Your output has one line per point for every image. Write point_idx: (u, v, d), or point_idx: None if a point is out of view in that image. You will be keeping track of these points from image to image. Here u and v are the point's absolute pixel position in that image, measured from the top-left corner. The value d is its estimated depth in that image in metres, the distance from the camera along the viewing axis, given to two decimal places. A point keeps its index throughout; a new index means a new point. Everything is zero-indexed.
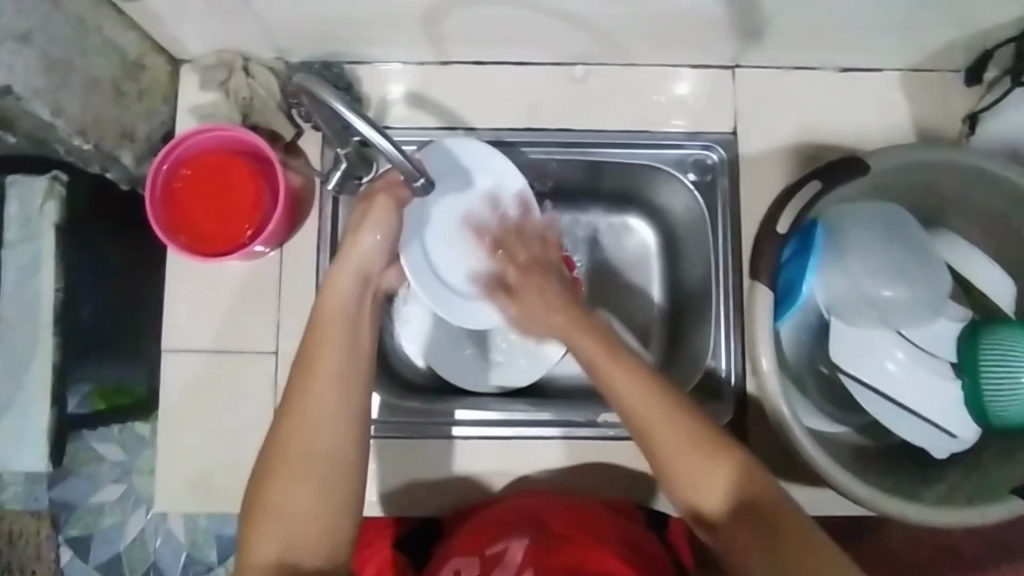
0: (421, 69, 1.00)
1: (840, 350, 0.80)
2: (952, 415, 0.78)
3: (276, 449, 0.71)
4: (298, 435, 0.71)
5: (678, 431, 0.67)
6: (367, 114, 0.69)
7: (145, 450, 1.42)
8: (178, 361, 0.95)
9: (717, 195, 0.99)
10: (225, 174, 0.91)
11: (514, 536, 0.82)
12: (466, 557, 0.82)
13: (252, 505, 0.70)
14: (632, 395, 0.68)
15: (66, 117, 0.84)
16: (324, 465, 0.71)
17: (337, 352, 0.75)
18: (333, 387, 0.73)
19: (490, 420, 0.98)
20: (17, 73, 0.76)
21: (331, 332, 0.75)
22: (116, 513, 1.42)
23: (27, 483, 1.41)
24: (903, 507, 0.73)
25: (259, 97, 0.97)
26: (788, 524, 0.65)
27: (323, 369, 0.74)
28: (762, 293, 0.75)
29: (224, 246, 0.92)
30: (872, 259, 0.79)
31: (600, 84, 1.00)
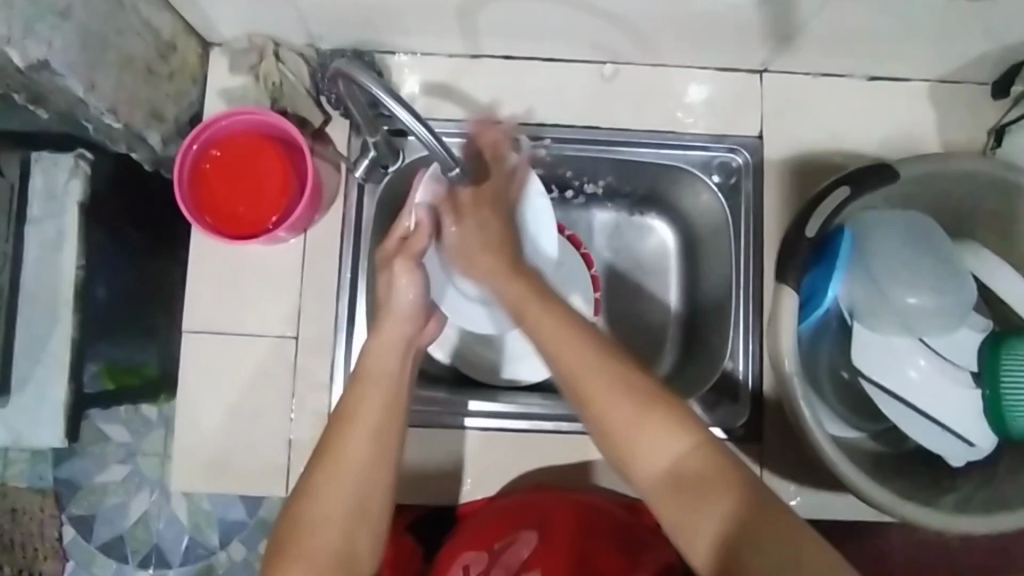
0: (451, 62, 1.00)
1: (862, 354, 0.80)
2: (971, 424, 0.78)
3: (311, 492, 0.73)
4: (331, 493, 0.72)
5: (636, 417, 0.68)
6: (407, 102, 0.71)
7: (151, 432, 1.42)
8: (198, 342, 0.96)
9: (741, 198, 0.99)
10: (254, 157, 0.92)
11: (522, 532, 0.87)
12: (477, 551, 0.86)
13: (279, 549, 0.71)
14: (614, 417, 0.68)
15: (100, 95, 0.84)
16: (354, 519, 0.72)
17: (382, 405, 0.77)
18: (373, 442, 0.75)
19: (507, 413, 0.98)
20: (57, 48, 0.76)
21: (381, 386, 0.78)
22: (120, 494, 1.42)
23: (31, 461, 1.41)
24: (921, 513, 0.74)
25: (290, 83, 0.97)
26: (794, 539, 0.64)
27: (366, 419, 0.76)
28: (789, 295, 0.76)
29: (249, 229, 0.92)
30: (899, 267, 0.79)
31: (629, 83, 1.00)
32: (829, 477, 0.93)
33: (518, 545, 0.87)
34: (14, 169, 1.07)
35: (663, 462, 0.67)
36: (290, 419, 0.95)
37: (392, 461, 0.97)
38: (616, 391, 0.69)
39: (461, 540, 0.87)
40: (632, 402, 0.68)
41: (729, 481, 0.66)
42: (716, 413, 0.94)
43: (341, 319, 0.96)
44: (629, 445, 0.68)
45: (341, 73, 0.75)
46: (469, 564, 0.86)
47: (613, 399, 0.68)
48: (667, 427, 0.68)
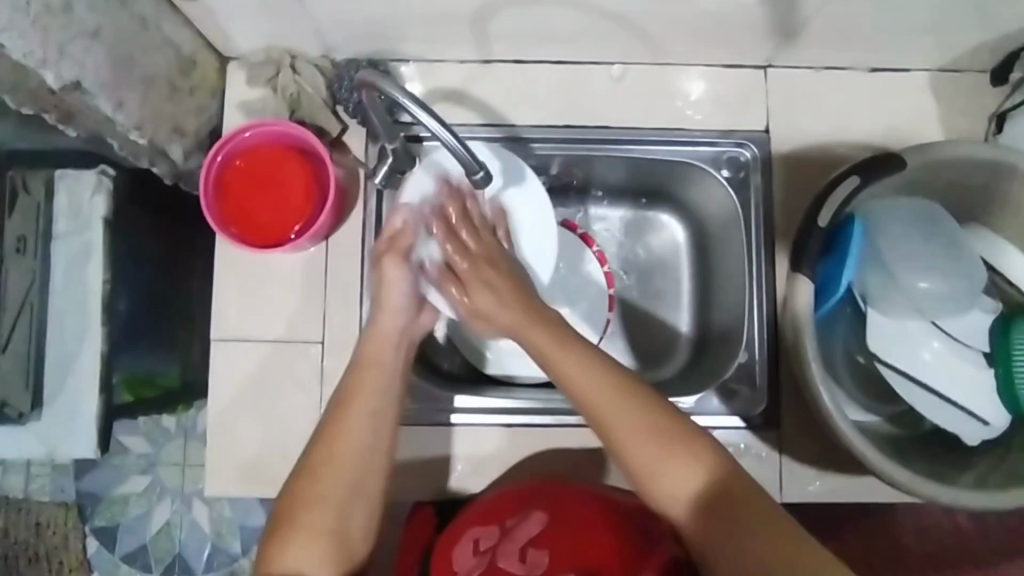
0: (462, 68, 1.03)
1: (876, 339, 0.83)
2: (984, 403, 0.81)
3: (310, 461, 0.78)
4: (332, 467, 0.77)
5: (652, 442, 0.71)
6: (433, 110, 0.73)
7: (171, 442, 1.44)
8: (226, 349, 0.98)
9: (751, 191, 1.01)
10: (275, 168, 0.94)
11: (530, 513, 0.80)
12: (486, 526, 0.81)
13: (278, 518, 0.75)
14: (579, 377, 0.73)
15: (127, 112, 0.87)
16: (349, 494, 0.76)
17: (377, 389, 0.81)
18: (369, 419, 0.80)
19: (528, 409, 1.01)
20: (88, 69, 0.79)
21: (374, 369, 0.83)
22: (141, 504, 1.44)
23: (54, 474, 1.44)
24: (941, 491, 0.76)
25: (307, 94, 1.00)
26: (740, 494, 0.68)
27: (363, 397, 0.81)
28: (804, 284, 0.78)
29: (273, 238, 0.95)
30: (910, 253, 0.81)
31: (636, 83, 1.03)
32: (848, 461, 0.95)
33: (527, 525, 0.78)
34: (39, 187, 1.10)
35: (684, 485, 0.70)
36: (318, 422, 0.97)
37: (418, 458, 0.99)
38: (587, 354, 0.75)
39: (470, 516, 0.83)
40: (645, 422, 0.71)
41: (747, 502, 0.68)
42: (734, 402, 0.97)
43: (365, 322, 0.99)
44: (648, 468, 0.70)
45: (364, 84, 0.77)
46: (478, 539, 0.80)
47: (626, 419, 0.71)
48: (679, 449, 0.70)
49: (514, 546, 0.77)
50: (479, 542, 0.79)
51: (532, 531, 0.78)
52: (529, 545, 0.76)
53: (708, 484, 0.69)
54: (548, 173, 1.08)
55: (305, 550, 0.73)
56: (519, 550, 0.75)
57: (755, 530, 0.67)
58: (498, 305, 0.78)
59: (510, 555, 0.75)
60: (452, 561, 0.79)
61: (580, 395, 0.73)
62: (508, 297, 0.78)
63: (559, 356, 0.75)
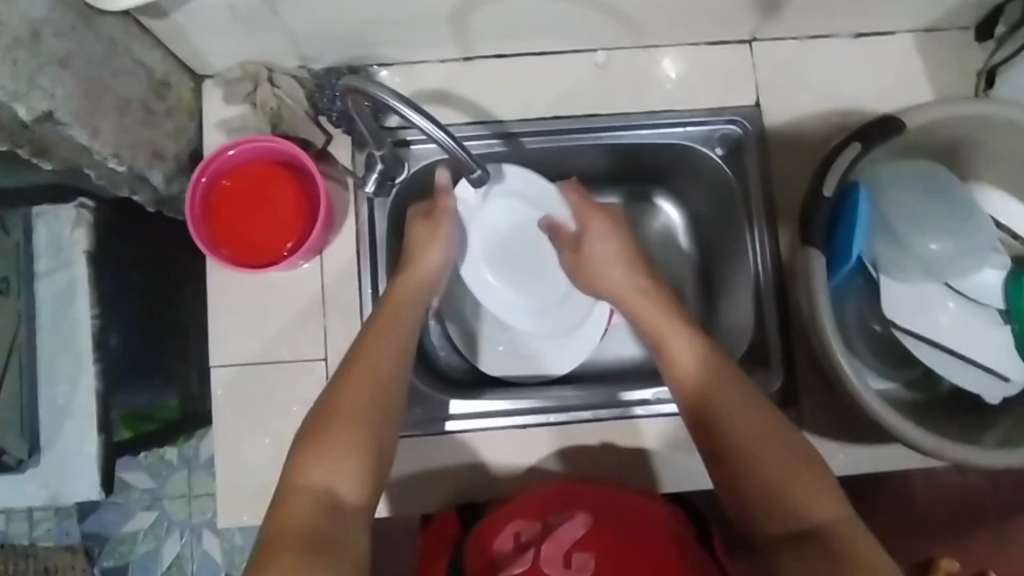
0: (444, 67, 1.00)
1: (891, 305, 0.82)
2: (1004, 360, 0.80)
3: (343, 388, 0.75)
4: (354, 395, 0.75)
5: (775, 449, 0.71)
6: (424, 109, 0.73)
7: (175, 474, 1.41)
8: (228, 375, 0.95)
9: (747, 168, 1.00)
10: (263, 185, 0.91)
11: (573, 513, 0.81)
12: (528, 521, 0.83)
13: (304, 441, 0.71)
14: (684, 358, 0.79)
15: (103, 140, 0.84)
16: (382, 417, 0.74)
17: (406, 322, 0.83)
18: (399, 347, 0.80)
19: (542, 408, 0.98)
20: (59, 98, 0.76)
21: (402, 307, 0.85)
22: (150, 541, 1.40)
23: (57, 518, 1.40)
24: (972, 454, 0.75)
25: (287, 106, 0.97)
26: (833, 531, 0.66)
27: (390, 332, 0.81)
28: (817, 256, 0.77)
29: (267, 257, 0.92)
30: (911, 214, 0.81)
31: (622, 68, 1.01)
32: (868, 431, 0.94)
33: (573, 524, 0.79)
34: (17, 226, 1.08)
35: (799, 503, 0.68)
36: None
37: (436, 468, 0.97)
38: (697, 341, 0.80)
39: (517, 508, 0.85)
40: (765, 429, 0.72)
41: (852, 533, 0.66)
42: (749, 382, 0.95)
43: None
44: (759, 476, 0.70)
45: (351, 89, 0.75)
46: (519, 532, 0.82)
47: (750, 424, 0.73)
48: (800, 468, 0.70)
49: (558, 546, 0.77)
50: (520, 535, 0.81)
51: (577, 531, 0.78)
52: (573, 543, 0.77)
53: (823, 512, 0.67)
54: (541, 166, 1.06)
55: (333, 469, 0.70)
56: (564, 551, 0.76)
57: (862, 558, 0.63)
58: (609, 262, 0.92)
59: (554, 551, 0.77)
60: (492, 553, 0.81)
61: (678, 370, 0.79)
62: (614, 258, 0.92)
63: (684, 362, 0.79)
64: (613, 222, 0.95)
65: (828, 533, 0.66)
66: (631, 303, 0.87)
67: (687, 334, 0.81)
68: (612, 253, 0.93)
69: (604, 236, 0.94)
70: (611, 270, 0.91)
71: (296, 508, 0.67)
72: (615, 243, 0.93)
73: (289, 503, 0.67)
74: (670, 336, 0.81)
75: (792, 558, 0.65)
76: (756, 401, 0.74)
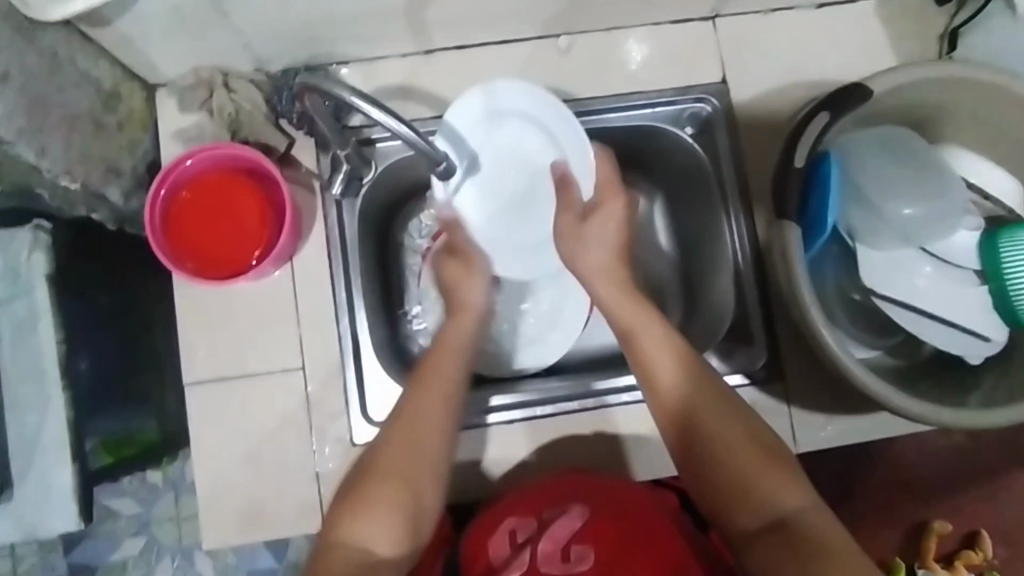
0: (405, 62, 0.98)
1: (869, 273, 0.81)
2: (982, 319, 0.80)
3: (387, 446, 0.74)
4: (398, 457, 0.73)
5: (741, 443, 0.72)
6: (383, 103, 0.70)
7: (161, 498, 1.37)
8: (204, 392, 0.92)
9: (718, 146, 0.99)
10: (225, 194, 0.89)
11: (570, 504, 0.80)
12: (524, 517, 0.80)
13: (348, 496, 0.72)
14: (653, 349, 0.77)
15: (53, 158, 0.80)
16: (425, 472, 0.73)
17: (454, 371, 0.80)
18: (448, 401, 0.77)
19: (528, 400, 0.97)
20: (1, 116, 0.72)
21: (452, 354, 0.82)
22: (140, 568, 1.37)
23: (41, 553, 1.35)
24: (958, 417, 0.75)
25: (246, 111, 0.94)
26: (806, 520, 0.67)
27: (435, 381, 0.78)
28: (792, 228, 0.76)
29: (233, 268, 0.89)
30: (882, 181, 0.81)
31: (586, 52, 0.99)
32: (856, 401, 0.94)
33: (569, 517, 0.79)
34: None
35: (766, 493, 0.69)
36: (313, 451, 0.92)
37: None
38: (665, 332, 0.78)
39: (514, 503, 0.82)
40: (732, 424, 0.73)
41: (819, 517, 0.68)
42: (734, 360, 0.95)
43: (345, 340, 0.94)
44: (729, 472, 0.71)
45: (306, 88, 0.73)
46: (515, 530, 0.80)
47: (716, 421, 0.73)
48: (767, 459, 0.71)
49: (555, 542, 0.77)
50: (516, 534, 0.79)
51: (571, 524, 0.78)
52: (569, 540, 0.77)
53: (789, 499, 0.69)
54: None
55: (373, 524, 0.70)
56: (562, 548, 0.77)
57: (827, 540, 0.65)
58: (597, 244, 0.84)
59: (552, 549, 0.77)
60: (492, 555, 0.79)
61: (644, 363, 0.77)
62: (604, 239, 0.84)
63: (654, 355, 0.77)
64: (620, 204, 0.86)
65: (797, 520, 0.68)
66: (612, 292, 0.82)
67: (653, 328, 0.78)
68: (601, 254, 0.83)
69: (589, 225, 0.85)
70: (599, 254, 0.83)
71: (337, 563, 0.67)
72: (613, 228, 0.85)
73: (333, 555, 0.68)
74: (641, 330, 0.78)
75: (759, 547, 0.68)
76: (721, 396, 0.74)
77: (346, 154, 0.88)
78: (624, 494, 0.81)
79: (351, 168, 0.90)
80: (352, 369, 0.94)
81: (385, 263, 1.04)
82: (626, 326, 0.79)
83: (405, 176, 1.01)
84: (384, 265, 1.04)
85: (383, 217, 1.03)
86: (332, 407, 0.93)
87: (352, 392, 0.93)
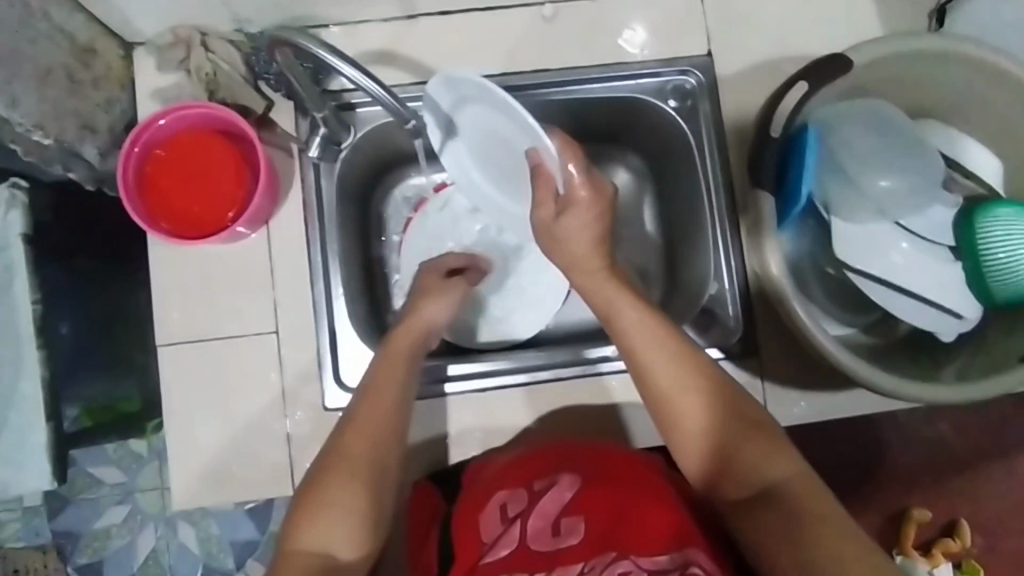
0: (386, 27, 0.97)
1: (845, 247, 0.81)
2: (955, 297, 0.80)
3: (343, 449, 0.72)
4: (347, 466, 0.71)
5: (725, 422, 0.70)
6: (354, 59, 0.69)
7: (145, 466, 1.37)
8: (183, 351, 0.93)
9: (701, 120, 0.98)
10: (200, 154, 0.88)
11: (561, 473, 0.79)
12: (513, 490, 0.78)
13: (306, 493, 0.70)
14: (632, 328, 0.74)
15: (23, 111, 0.79)
16: (377, 477, 0.71)
17: (403, 378, 0.78)
18: (398, 407, 0.75)
19: (502, 370, 0.98)
20: None
21: (400, 360, 0.79)
22: (123, 535, 1.37)
23: (25, 519, 1.35)
24: (926, 393, 0.75)
25: (223, 72, 0.93)
26: (799, 493, 0.65)
27: (383, 392, 0.76)
28: (766, 199, 0.77)
29: (208, 229, 0.89)
30: (860, 154, 0.81)
31: (570, 21, 0.98)
32: (830, 378, 0.94)
33: (559, 489, 0.77)
34: None
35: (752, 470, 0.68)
36: (285, 415, 0.92)
37: None
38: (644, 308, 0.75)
39: (501, 476, 0.80)
40: (713, 401, 0.71)
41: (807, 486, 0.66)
42: (709, 335, 0.95)
43: (320, 305, 0.94)
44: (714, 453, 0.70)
45: (277, 45, 0.72)
46: (505, 504, 0.77)
47: (696, 401, 0.71)
48: (750, 434, 0.69)
49: (545, 517, 0.75)
50: (506, 508, 0.77)
51: (562, 496, 0.76)
52: (560, 511, 0.75)
53: (777, 471, 0.67)
54: None
55: (333, 528, 0.68)
56: (551, 521, 0.75)
57: (816, 508, 0.64)
58: (569, 229, 0.74)
59: (542, 524, 0.75)
60: (478, 530, 0.76)
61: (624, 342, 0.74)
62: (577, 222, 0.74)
63: (633, 336, 0.74)
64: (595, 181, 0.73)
65: (788, 493, 0.65)
66: (586, 275, 0.77)
67: (632, 307, 0.75)
68: (583, 242, 0.74)
69: (575, 215, 0.73)
70: (574, 239, 0.75)
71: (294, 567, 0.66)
72: (589, 214, 0.73)
73: (289, 560, 0.66)
74: (621, 310, 0.75)
75: (747, 521, 0.66)
76: (703, 374, 0.72)
77: (324, 116, 0.88)
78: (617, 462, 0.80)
79: (328, 131, 0.90)
80: (326, 334, 0.93)
81: (363, 230, 1.04)
82: (605, 307, 0.76)
83: (384, 142, 1.00)
84: (362, 232, 1.03)
85: (362, 184, 1.02)
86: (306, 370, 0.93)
87: (326, 357, 0.93)
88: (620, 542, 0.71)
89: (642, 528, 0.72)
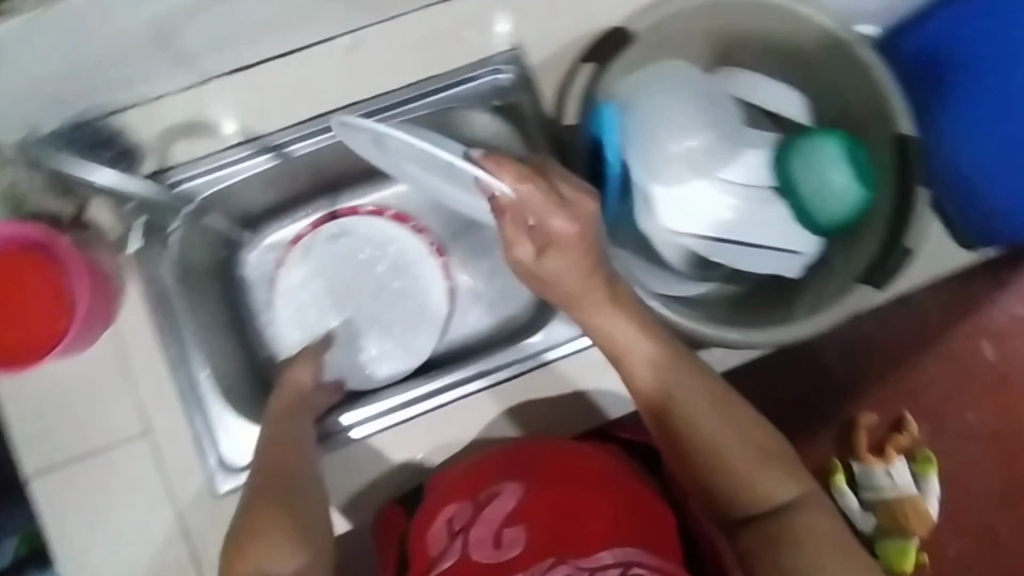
0: (185, 95, 0.93)
1: (664, 214, 0.88)
2: (786, 234, 0.88)
3: (258, 488, 0.75)
4: (269, 494, 0.74)
5: (744, 446, 0.69)
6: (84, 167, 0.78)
7: None
8: (50, 488, 0.88)
9: (525, 114, 0.97)
10: (5, 280, 0.84)
11: (505, 480, 0.78)
12: (459, 504, 0.78)
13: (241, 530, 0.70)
14: (635, 360, 0.72)
15: None
16: (303, 498, 0.75)
17: (298, 423, 0.85)
18: (302, 435, 0.83)
19: (381, 409, 0.93)
20: None
21: (294, 415, 0.86)
22: None
23: None
24: (776, 332, 0.81)
25: (17, 190, 0.86)
26: (807, 508, 0.68)
27: (287, 434, 0.82)
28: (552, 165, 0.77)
29: (45, 344, 0.84)
30: (668, 116, 0.88)
31: (374, 45, 0.96)
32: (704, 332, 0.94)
33: (502, 499, 0.77)
34: None
35: (767, 492, 0.68)
36: (177, 512, 0.89)
37: None
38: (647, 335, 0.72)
39: (447, 488, 0.81)
40: (732, 423, 0.70)
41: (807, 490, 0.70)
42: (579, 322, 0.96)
43: (189, 392, 0.91)
44: (738, 485, 0.69)
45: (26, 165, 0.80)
46: (451, 518, 0.77)
47: (715, 428, 0.70)
48: (765, 457, 0.70)
49: (489, 525, 0.75)
50: (453, 522, 0.77)
51: (511, 504, 0.76)
52: (507, 516, 0.75)
53: (787, 489, 0.69)
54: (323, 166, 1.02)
55: (272, 546, 0.69)
56: (494, 531, 0.74)
57: (822, 524, 0.67)
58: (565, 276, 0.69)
59: (483, 533, 0.75)
60: (428, 549, 0.77)
61: (630, 373, 0.72)
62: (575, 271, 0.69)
63: (638, 367, 0.72)
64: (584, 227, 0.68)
65: (797, 508, 0.68)
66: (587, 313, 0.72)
67: (643, 348, 0.72)
68: (576, 280, 0.69)
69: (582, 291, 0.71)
70: (568, 284, 0.70)
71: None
72: (578, 267, 0.69)
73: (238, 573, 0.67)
74: (631, 351, 0.72)
75: (753, 536, 0.68)
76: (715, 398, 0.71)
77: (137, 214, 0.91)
78: (564, 451, 0.81)
79: (152, 217, 0.91)
80: (202, 419, 0.91)
81: (222, 299, 1.03)
82: (614, 348, 0.73)
83: (219, 210, 0.99)
84: (222, 300, 1.03)
85: (204, 256, 1.00)
86: (185, 464, 0.90)
87: (205, 443, 0.90)
88: (561, 548, 0.71)
89: (582, 521, 0.73)
